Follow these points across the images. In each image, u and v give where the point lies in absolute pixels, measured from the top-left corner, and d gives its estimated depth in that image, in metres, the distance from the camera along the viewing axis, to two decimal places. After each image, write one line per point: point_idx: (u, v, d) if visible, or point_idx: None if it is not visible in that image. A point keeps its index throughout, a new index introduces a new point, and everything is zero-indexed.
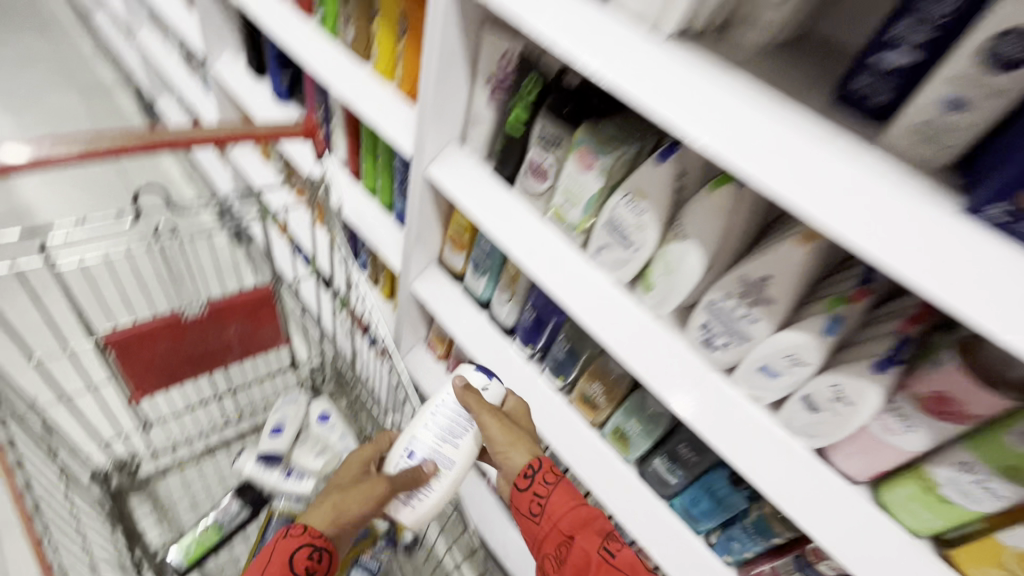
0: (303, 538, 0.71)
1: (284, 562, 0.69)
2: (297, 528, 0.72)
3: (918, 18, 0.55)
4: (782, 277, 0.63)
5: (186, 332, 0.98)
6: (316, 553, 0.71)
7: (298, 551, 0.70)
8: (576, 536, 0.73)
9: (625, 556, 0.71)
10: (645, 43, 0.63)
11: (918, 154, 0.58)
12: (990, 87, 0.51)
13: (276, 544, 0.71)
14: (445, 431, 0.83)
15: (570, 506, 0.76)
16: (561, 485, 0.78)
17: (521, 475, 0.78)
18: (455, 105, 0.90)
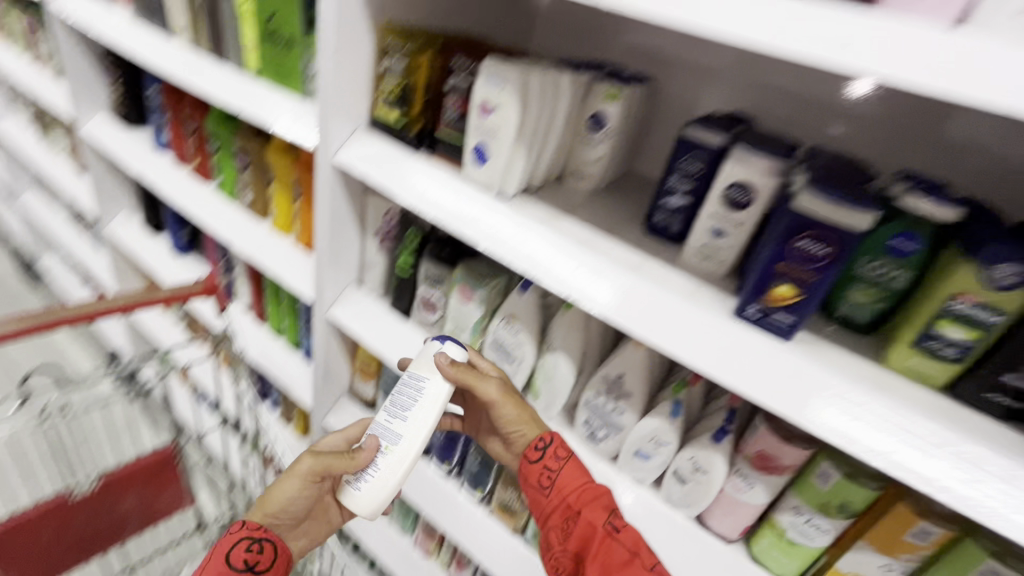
0: (241, 531, 0.73)
1: (223, 557, 0.70)
2: (236, 524, 0.74)
3: (682, 174, 0.77)
4: (632, 373, 0.77)
5: (74, 512, 0.92)
6: (257, 547, 0.72)
7: (236, 546, 0.71)
8: (582, 510, 0.74)
9: (629, 532, 0.70)
10: (495, 205, 0.79)
11: (706, 267, 0.76)
12: (734, 221, 0.72)
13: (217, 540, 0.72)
14: (396, 408, 0.77)
15: (580, 480, 0.77)
16: (571, 461, 0.78)
17: (534, 445, 0.80)
18: (350, 254, 1.02)
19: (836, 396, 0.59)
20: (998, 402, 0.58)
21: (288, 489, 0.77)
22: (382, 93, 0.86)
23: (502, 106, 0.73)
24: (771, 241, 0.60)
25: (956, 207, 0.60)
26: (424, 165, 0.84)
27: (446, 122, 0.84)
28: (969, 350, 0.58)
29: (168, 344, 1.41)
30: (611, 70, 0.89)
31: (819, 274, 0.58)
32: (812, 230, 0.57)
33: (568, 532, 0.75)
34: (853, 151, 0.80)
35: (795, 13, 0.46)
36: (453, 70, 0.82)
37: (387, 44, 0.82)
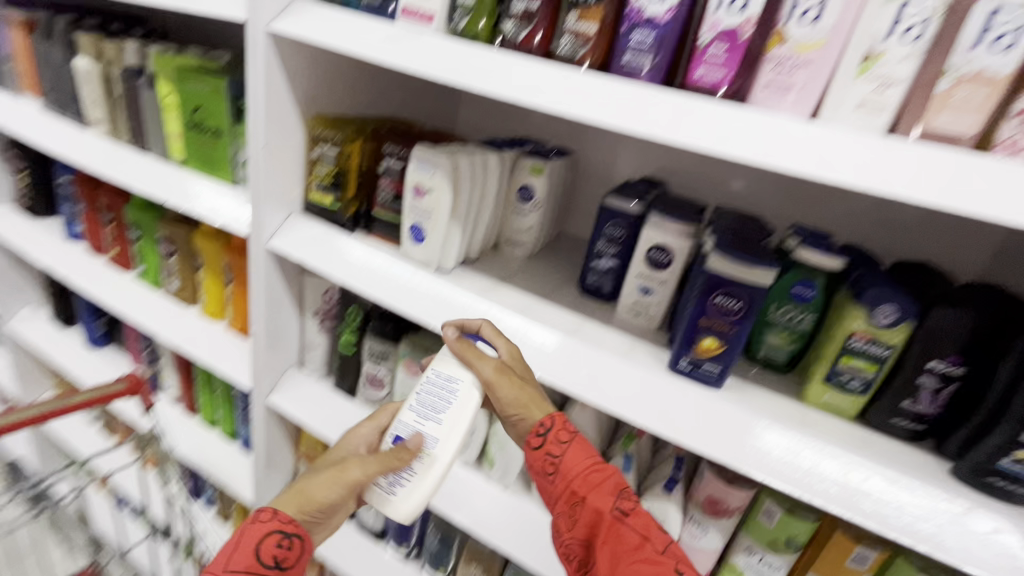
0: (273, 520, 0.64)
1: (251, 550, 0.62)
2: (267, 512, 0.65)
3: (608, 239, 0.83)
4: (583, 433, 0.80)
5: None
6: (285, 543, 0.64)
7: (263, 539, 0.63)
8: (588, 496, 0.66)
9: (639, 516, 0.64)
10: (436, 280, 0.81)
11: (639, 323, 0.82)
12: (658, 279, 0.78)
13: (245, 526, 0.64)
14: (427, 397, 0.71)
15: (588, 463, 0.68)
16: (575, 442, 0.69)
17: (534, 432, 0.71)
18: (289, 336, 1.00)
19: (768, 438, 0.64)
20: (901, 425, 0.65)
21: (326, 486, 0.68)
22: (315, 179, 0.87)
23: (434, 189, 0.77)
24: (692, 299, 0.66)
25: (839, 256, 0.69)
26: (361, 246, 0.85)
27: (382, 203, 0.87)
28: (870, 382, 0.65)
29: (83, 449, 1.27)
30: (534, 146, 0.96)
31: (737, 326, 0.64)
32: (725, 288, 0.63)
33: (574, 521, 0.67)
34: (753, 208, 0.90)
35: (685, 109, 0.54)
36: (385, 155, 0.85)
37: (318, 134, 0.85)
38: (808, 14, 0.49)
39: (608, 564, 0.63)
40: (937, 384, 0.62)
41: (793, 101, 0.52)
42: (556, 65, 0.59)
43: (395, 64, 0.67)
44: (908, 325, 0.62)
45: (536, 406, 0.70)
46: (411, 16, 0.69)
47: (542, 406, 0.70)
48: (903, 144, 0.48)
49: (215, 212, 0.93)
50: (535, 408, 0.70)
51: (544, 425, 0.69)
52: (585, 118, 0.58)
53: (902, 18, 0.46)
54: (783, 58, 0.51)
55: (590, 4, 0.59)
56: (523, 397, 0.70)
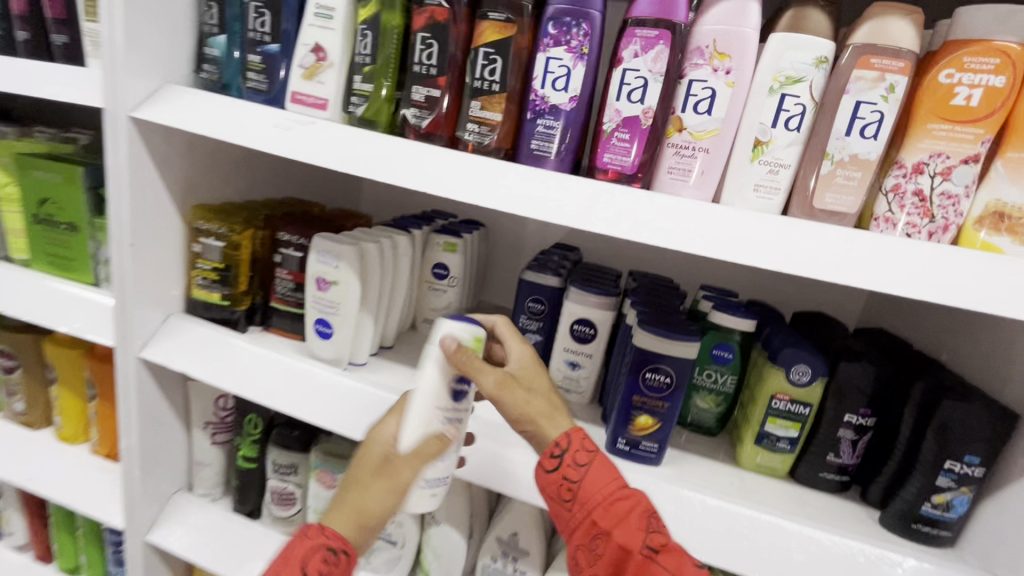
0: (315, 544, 0.55)
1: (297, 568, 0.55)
2: (311, 531, 0.56)
3: (529, 313, 0.81)
4: (525, 530, 0.73)
5: None
6: (329, 559, 0.55)
7: (309, 561, 0.55)
8: (612, 532, 0.55)
9: (670, 556, 0.53)
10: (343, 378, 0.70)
11: (570, 400, 0.78)
12: (584, 353, 0.76)
13: (291, 544, 0.56)
14: (442, 411, 0.59)
15: (612, 492, 0.56)
16: (596, 466, 0.57)
17: (548, 455, 0.59)
18: (173, 456, 0.84)
19: (715, 516, 0.62)
20: (829, 478, 0.67)
21: (371, 500, 0.57)
22: (197, 274, 0.77)
23: (339, 281, 0.70)
24: (624, 377, 0.64)
25: (749, 318, 0.71)
26: (255, 347, 0.74)
27: (280, 295, 0.78)
28: (796, 440, 0.67)
29: None
30: (444, 221, 0.93)
31: (669, 402, 0.63)
32: (654, 365, 0.62)
33: (594, 559, 0.56)
34: (664, 269, 0.93)
35: (597, 195, 0.53)
36: (281, 243, 0.77)
37: (197, 225, 0.75)
38: (699, 106, 0.52)
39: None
40: (854, 435, 0.65)
41: (697, 185, 0.53)
42: (463, 154, 0.57)
43: (287, 155, 0.62)
44: (822, 382, 0.64)
45: (548, 422, 0.60)
46: (302, 102, 0.64)
47: (555, 424, 0.60)
48: (800, 225, 0.50)
49: (71, 320, 0.78)
50: (547, 423, 0.60)
51: (557, 444, 0.58)
52: (498, 207, 0.55)
53: (783, 110, 0.50)
54: (682, 146, 0.53)
55: (492, 94, 0.58)
56: (531, 408, 0.60)
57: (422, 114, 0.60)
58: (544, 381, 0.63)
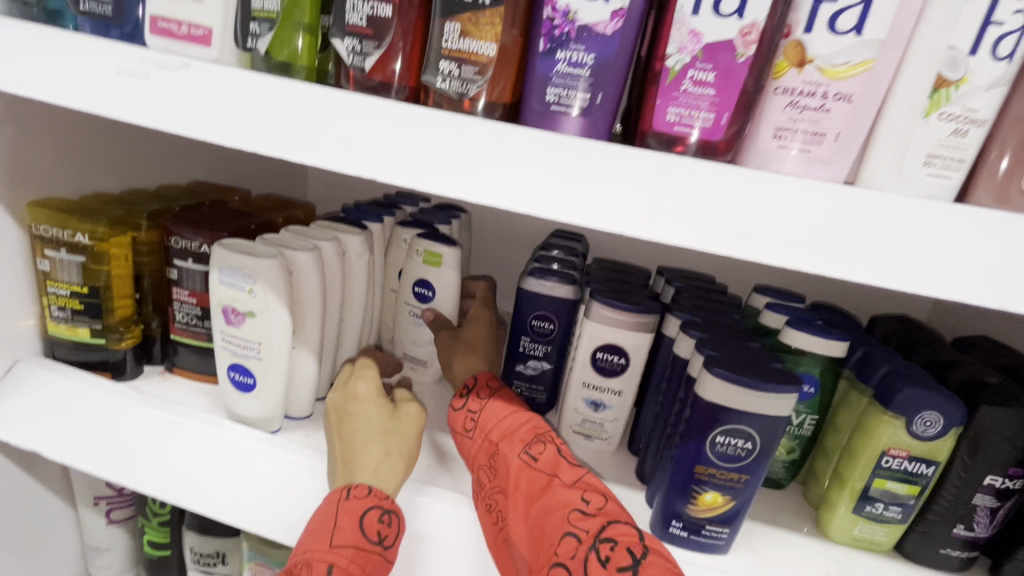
0: (372, 500, 0.42)
1: (353, 525, 0.42)
2: (362, 487, 0.43)
3: (532, 335, 0.60)
4: None
5: None
6: (386, 517, 0.43)
7: (366, 521, 0.42)
8: (500, 444, 0.46)
9: (550, 458, 0.44)
10: (270, 451, 0.49)
11: (593, 449, 0.58)
12: (610, 391, 0.56)
13: (338, 505, 0.42)
14: (409, 305, 0.62)
15: (509, 412, 0.49)
16: (498, 396, 0.51)
17: (457, 395, 0.53)
18: (56, 543, 0.63)
19: None
20: (952, 555, 0.49)
21: (407, 449, 0.46)
22: (48, 303, 0.53)
23: (254, 310, 0.47)
24: (682, 437, 0.45)
25: (840, 338, 0.52)
26: (139, 406, 0.51)
27: (179, 324, 0.55)
28: (910, 507, 0.49)
29: None
30: (413, 210, 0.71)
31: (750, 473, 0.44)
32: (728, 424, 0.43)
33: (486, 486, 0.45)
34: (696, 263, 0.73)
35: (663, 181, 0.32)
36: (173, 252, 0.54)
37: (37, 231, 0.51)
38: (839, 21, 0.30)
39: (521, 524, 0.41)
40: (993, 502, 0.47)
41: (824, 158, 0.32)
42: (436, 112, 0.34)
43: (149, 121, 0.38)
44: (953, 433, 0.46)
45: (460, 364, 0.56)
46: (170, 34, 0.40)
47: (465, 366, 0.56)
48: (1008, 224, 0.30)
49: None
50: (458, 364, 0.57)
51: (465, 383, 0.54)
52: (495, 203, 0.34)
53: (991, 23, 0.29)
54: (801, 93, 0.32)
55: (478, 10, 0.35)
56: (450, 352, 0.58)
57: (365, 47, 0.37)
58: (484, 333, 0.60)
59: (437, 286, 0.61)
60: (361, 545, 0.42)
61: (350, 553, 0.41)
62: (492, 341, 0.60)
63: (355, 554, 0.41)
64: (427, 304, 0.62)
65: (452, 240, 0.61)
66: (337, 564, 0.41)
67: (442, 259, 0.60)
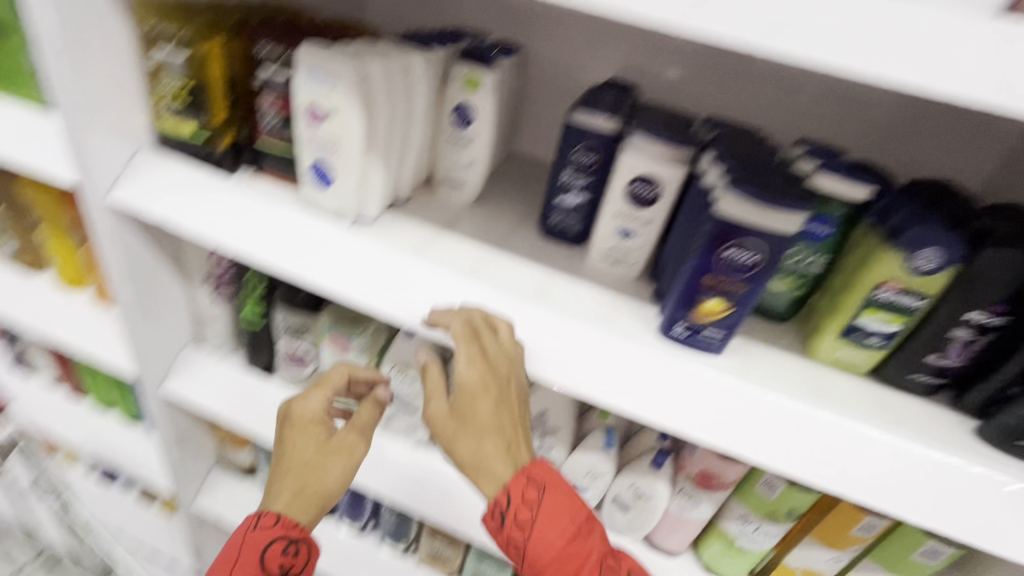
0: (276, 533, 0.56)
1: (253, 560, 0.55)
2: (268, 519, 0.56)
3: (575, 167, 0.65)
4: (554, 407, 0.67)
5: None
6: (292, 549, 0.56)
7: (271, 550, 0.56)
8: None
9: None
10: (350, 240, 0.61)
11: (619, 274, 0.66)
12: (641, 219, 0.62)
13: (246, 535, 0.56)
14: (450, 130, 0.69)
15: (563, 543, 0.51)
16: (540, 525, 0.51)
17: (489, 512, 0.53)
18: (175, 313, 0.79)
19: (780, 419, 0.54)
20: (921, 381, 0.56)
21: (323, 484, 0.58)
22: (160, 101, 0.62)
23: (337, 110, 0.54)
24: (696, 250, 0.51)
25: (867, 185, 0.55)
26: (242, 193, 0.62)
27: (267, 130, 0.63)
28: (892, 336, 0.55)
29: None
30: (473, 42, 0.73)
31: (750, 285, 0.51)
32: (740, 238, 0.49)
33: None
34: (747, 114, 0.74)
35: None
36: (259, 61, 0.60)
37: (146, 31, 0.59)
38: None
39: None
40: (971, 336, 0.52)
41: None
42: None
43: None
44: (948, 272, 0.50)
45: (473, 451, 0.53)
46: None
47: (483, 462, 0.52)
48: None
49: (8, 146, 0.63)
50: (468, 449, 0.53)
51: (496, 502, 0.52)
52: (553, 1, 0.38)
53: None
54: None
55: None
56: (459, 436, 0.53)
57: None
58: (499, 391, 0.53)
59: (478, 110, 0.66)
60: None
61: None
62: (501, 395, 0.53)
63: None
64: (465, 126, 0.68)
65: (491, 65, 0.65)
66: None
67: (481, 84, 0.65)
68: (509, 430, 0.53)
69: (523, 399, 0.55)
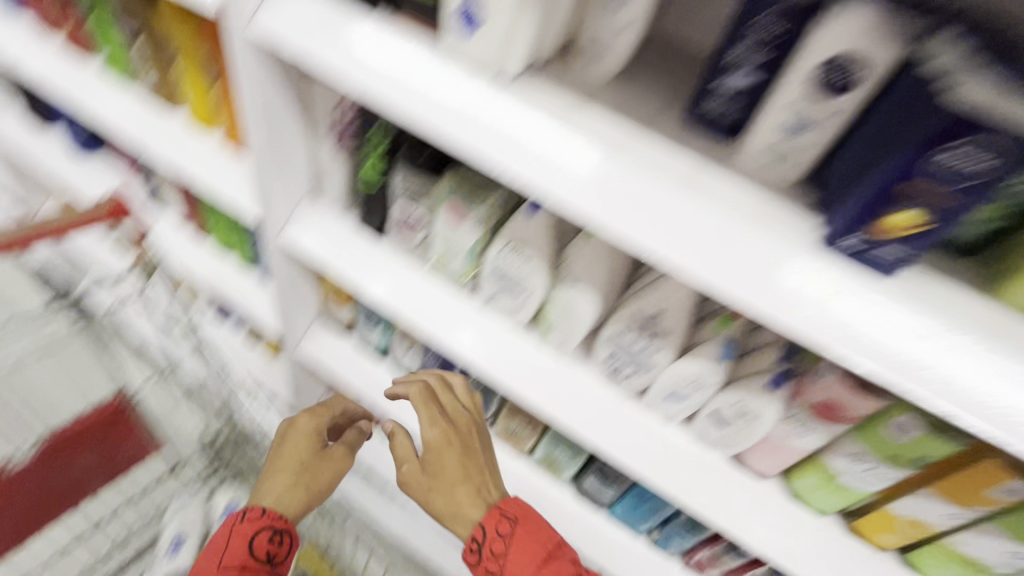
0: (264, 522, 0.77)
1: (244, 549, 0.73)
2: (255, 512, 0.78)
3: (755, 41, 0.52)
4: (672, 309, 0.64)
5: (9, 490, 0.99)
6: (274, 537, 0.77)
7: (260, 535, 0.76)
8: None
9: None
10: (496, 100, 0.57)
11: (779, 174, 0.57)
12: (827, 111, 0.51)
13: (234, 527, 0.76)
14: None
15: (533, 560, 0.67)
16: (515, 539, 0.68)
17: (469, 545, 0.71)
18: (298, 161, 0.79)
19: (951, 355, 0.48)
20: None
21: (314, 481, 0.86)
22: None
23: None
24: (902, 147, 0.43)
25: None
26: (385, 34, 0.58)
27: None
28: None
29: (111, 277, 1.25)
30: None
31: (966, 198, 0.42)
32: (968, 137, 0.40)
33: None
34: None
35: None
36: None
37: None
38: None
39: None
40: None
41: None
42: None
43: None
44: None
45: (447, 496, 0.75)
46: None
47: (450, 500, 0.75)
48: None
49: None
50: (440, 500, 0.75)
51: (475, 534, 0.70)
52: None
53: None
54: None
55: None
56: (433, 483, 0.76)
57: None
58: (465, 425, 0.79)
59: None
60: (254, 558, 0.74)
61: (238, 563, 0.72)
62: (471, 433, 0.79)
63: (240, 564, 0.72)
64: None
65: None
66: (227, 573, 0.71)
67: None
68: (479, 474, 0.76)
69: (478, 445, 0.79)
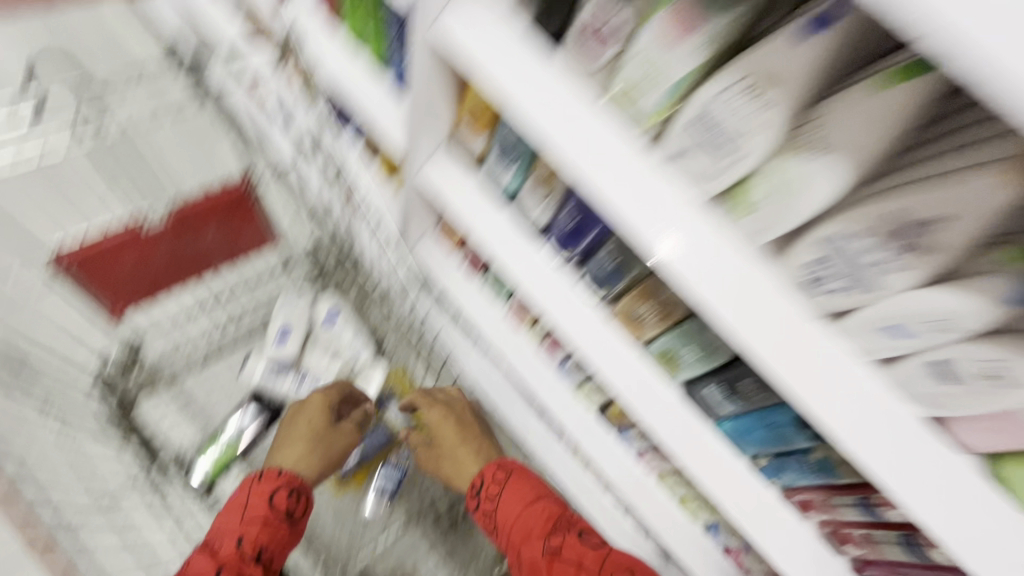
0: (279, 482, 0.95)
1: (245, 508, 0.91)
2: (269, 474, 0.96)
3: None
4: (964, 222, 0.46)
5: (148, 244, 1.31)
6: (292, 494, 0.95)
7: (276, 499, 0.93)
8: (522, 543, 0.94)
9: (573, 550, 0.90)
10: None
11: None
12: None
13: (250, 490, 0.93)
14: None
15: (520, 509, 0.96)
16: (504, 494, 0.98)
17: (472, 495, 1.02)
18: None
19: None
20: None
21: (325, 454, 1.07)
22: None
23: None
24: None
25: None
26: None
27: None
28: None
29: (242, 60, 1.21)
30: None
31: None
32: None
33: (517, 543, 0.94)
34: None
35: None
36: None
37: None
38: None
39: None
40: None
41: None
42: None
43: None
44: None
45: (445, 458, 1.11)
46: None
47: (453, 471, 1.10)
48: None
49: None
50: (445, 464, 1.12)
51: (475, 484, 1.02)
52: None
53: None
54: None
55: None
56: (440, 461, 1.12)
57: None
58: (463, 408, 1.18)
59: None
60: (275, 513, 0.92)
61: (254, 523, 0.90)
62: (467, 419, 1.15)
63: (258, 522, 0.90)
64: None
65: None
66: (248, 537, 0.88)
67: None
68: (473, 443, 1.11)
69: (468, 410, 1.18)
